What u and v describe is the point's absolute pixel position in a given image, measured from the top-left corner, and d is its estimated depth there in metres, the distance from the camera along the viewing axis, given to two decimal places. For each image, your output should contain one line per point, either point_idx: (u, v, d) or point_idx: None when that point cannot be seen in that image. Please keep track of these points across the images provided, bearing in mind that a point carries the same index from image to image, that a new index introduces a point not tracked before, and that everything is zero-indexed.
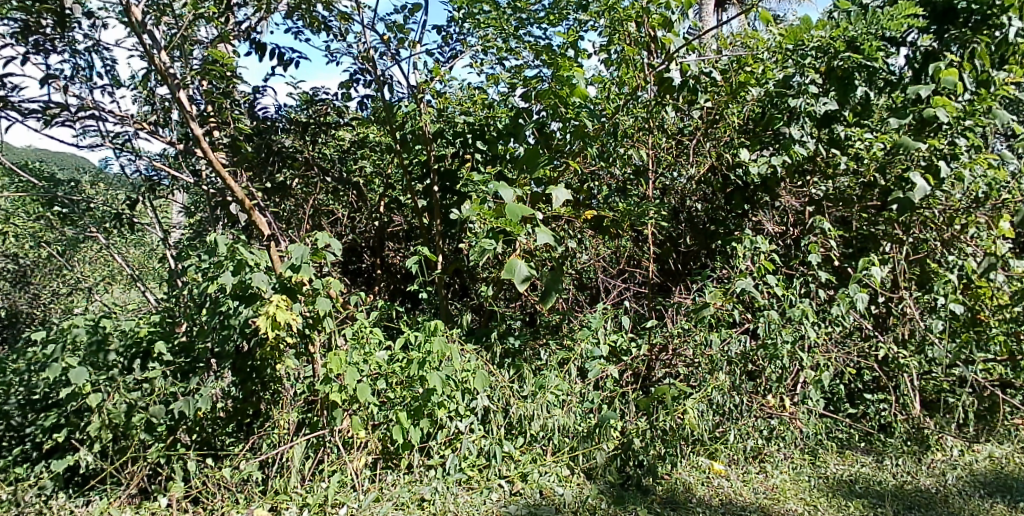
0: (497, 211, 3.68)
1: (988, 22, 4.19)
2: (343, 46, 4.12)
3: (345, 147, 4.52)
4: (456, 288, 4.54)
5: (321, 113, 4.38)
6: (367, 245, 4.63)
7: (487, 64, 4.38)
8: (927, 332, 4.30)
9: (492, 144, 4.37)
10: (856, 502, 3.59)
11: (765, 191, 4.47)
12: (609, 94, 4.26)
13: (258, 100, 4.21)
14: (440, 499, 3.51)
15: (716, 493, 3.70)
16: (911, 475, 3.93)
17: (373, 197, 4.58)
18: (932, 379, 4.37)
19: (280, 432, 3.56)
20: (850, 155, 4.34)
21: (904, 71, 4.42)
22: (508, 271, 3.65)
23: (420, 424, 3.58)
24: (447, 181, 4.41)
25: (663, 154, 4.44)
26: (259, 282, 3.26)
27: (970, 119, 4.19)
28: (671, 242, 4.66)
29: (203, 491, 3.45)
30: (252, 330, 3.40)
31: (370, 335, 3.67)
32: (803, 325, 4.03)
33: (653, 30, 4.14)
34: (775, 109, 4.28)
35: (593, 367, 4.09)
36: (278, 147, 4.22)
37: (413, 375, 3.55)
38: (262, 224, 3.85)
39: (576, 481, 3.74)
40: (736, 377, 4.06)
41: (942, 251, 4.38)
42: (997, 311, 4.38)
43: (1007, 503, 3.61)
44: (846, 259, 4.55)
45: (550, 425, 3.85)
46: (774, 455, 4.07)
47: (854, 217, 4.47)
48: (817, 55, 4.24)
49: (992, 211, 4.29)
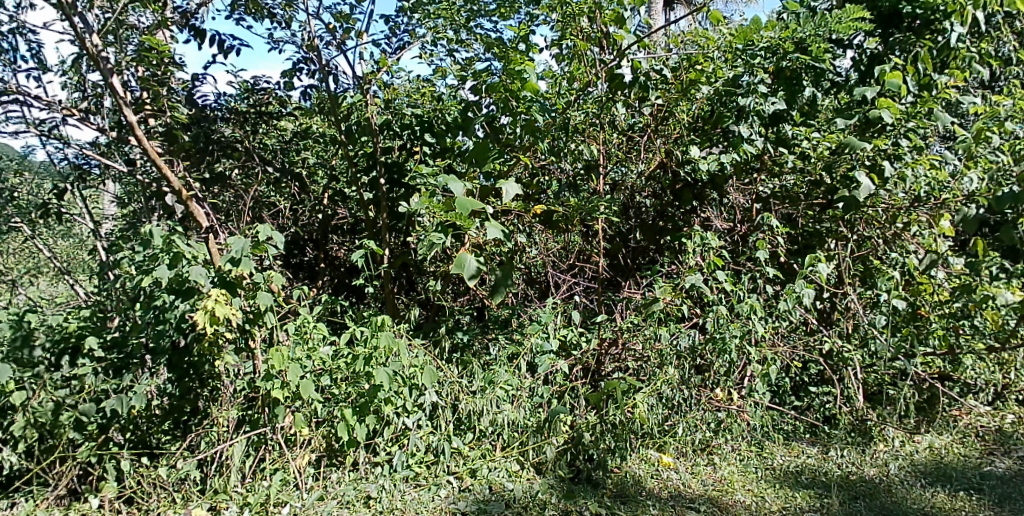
0: (447, 204, 3.59)
1: (931, 27, 4.35)
2: (287, 34, 4.03)
3: (287, 138, 4.41)
4: (402, 281, 4.48)
5: (262, 103, 4.23)
6: (311, 238, 4.61)
7: (436, 56, 4.33)
8: (871, 327, 4.41)
9: (440, 137, 4.23)
10: (802, 493, 3.65)
11: (713, 188, 4.57)
12: (560, 89, 4.28)
13: (196, 88, 4.05)
14: (387, 497, 3.45)
15: (665, 486, 3.72)
16: (856, 465, 3.99)
17: (316, 189, 4.50)
18: (874, 372, 4.46)
19: (218, 430, 3.46)
20: (797, 154, 4.39)
21: (851, 73, 4.56)
22: (457, 266, 3.60)
23: (366, 421, 3.53)
24: (394, 173, 4.34)
25: (614, 150, 4.40)
26: (196, 275, 3.13)
27: (912, 120, 4.30)
28: (621, 238, 4.73)
29: (138, 491, 3.35)
30: (189, 325, 3.32)
31: (314, 330, 3.62)
32: (750, 319, 4.10)
33: (605, 26, 4.11)
34: (724, 108, 4.34)
35: (542, 362, 4.04)
36: (217, 136, 4.07)
37: (359, 372, 3.49)
38: (199, 216, 3.64)
39: (526, 476, 3.72)
40: (684, 370, 4.11)
41: (884, 249, 4.49)
42: (936, 307, 4.44)
43: (948, 492, 3.67)
44: (791, 256, 4.65)
45: (499, 420, 3.83)
46: (721, 447, 4.10)
47: (800, 214, 4.59)
48: (766, 55, 4.29)
49: (931, 211, 4.41)
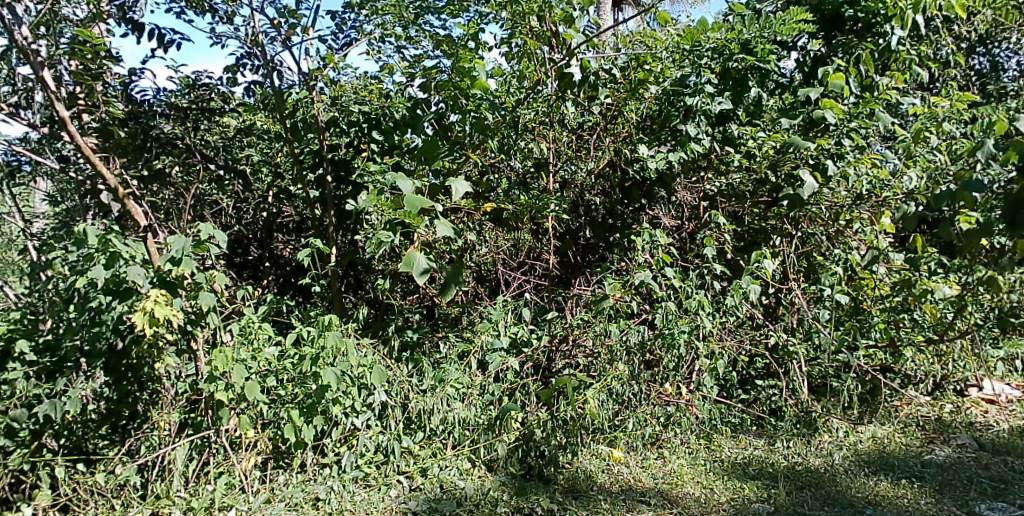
0: (395, 203, 3.60)
1: (872, 30, 4.47)
2: (230, 29, 3.95)
3: (230, 135, 4.30)
4: (350, 281, 4.44)
5: (204, 99, 4.12)
6: (255, 236, 4.54)
7: (384, 53, 4.29)
8: (814, 321, 4.56)
9: (388, 135, 4.26)
10: (750, 485, 3.72)
11: (661, 187, 4.63)
12: (509, 88, 4.28)
13: (134, 83, 3.95)
14: (336, 498, 3.41)
15: (616, 480, 3.76)
16: (801, 456, 4.10)
17: (260, 187, 4.45)
18: (818, 365, 4.56)
19: (160, 434, 3.38)
20: (743, 153, 4.49)
21: (795, 75, 4.68)
22: (405, 264, 3.59)
23: (314, 422, 3.48)
24: (341, 171, 4.29)
25: (563, 148, 4.48)
26: (134, 275, 3.07)
27: (854, 121, 4.42)
28: (571, 235, 4.75)
29: (73, 498, 3.24)
30: (127, 327, 3.25)
31: (259, 330, 3.54)
32: (699, 315, 4.18)
33: (554, 25, 4.13)
34: (672, 108, 4.40)
35: (494, 359, 4.08)
36: (155, 132, 3.97)
37: (306, 372, 3.45)
38: (137, 215, 3.56)
39: (478, 474, 3.71)
40: (634, 366, 4.15)
41: (827, 245, 4.62)
42: (878, 301, 4.62)
43: (890, 480, 3.79)
44: (739, 252, 4.75)
45: (450, 419, 3.82)
46: (671, 441, 4.16)
47: (745, 212, 4.72)
48: (712, 56, 4.35)
49: (874, 208, 4.51)
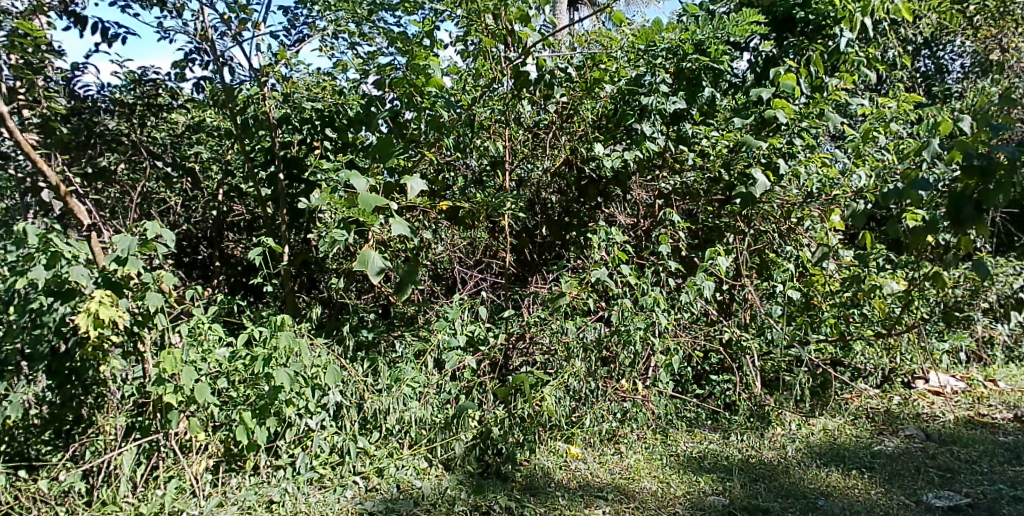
0: (349, 201, 3.57)
1: (823, 32, 4.59)
2: (178, 23, 3.87)
3: (178, 131, 4.29)
4: (303, 280, 4.39)
5: (151, 95, 4.08)
6: (204, 235, 4.43)
7: (337, 49, 4.26)
8: (767, 316, 4.63)
9: (342, 132, 4.16)
10: (705, 478, 3.78)
11: (617, 185, 4.65)
12: (465, 86, 4.30)
13: (77, 78, 3.85)
14: (290, 500, 3.36)
15: (573, 476, 3.78)
16: (755, 449, 4.17)
17: (210, 185, 4.38)
18: (771, 359, 4.64)
19: (105, 438, 3.30)
20: (697, 151, 4.55)
21: (746, 75, 4.77)
22: (360, 263, 3.54)
23: (266, 424, 3.42)
24: (293, 168, 4.22)
25: (519, 147, 4.51)
26: (76, 275, 2.99)
27: (805, 120, 4.48)
28: (527, 233, 4.75)
29: (14, 506, 3.16)
30: (70, 329, 3.15)
31: (209, 331, 3.49)
32: (654, 311, 4.23)
33: (510, 23, 4.23)
34: (627, 107, 4.40)
35: (449, 358, 4.02)
36: (100, 128, 3.92)
37: (258, 373, 3.40)
38: (80, 213, 3.46)
39: (434, 473, 3.69)
40: (591, 362, 4.18)
41: (779, 242, 4.73)
42: (830, 297, 4.71)
43: (841, 471, 3.88)
44: (693, 250, 4.84)
45: (406, 418, 3.80)
46: (627, 436, 4.20)
47: (700, 209, 4.75)
48: (666, 56, 4.36)
49: (823, 206, 4.64)
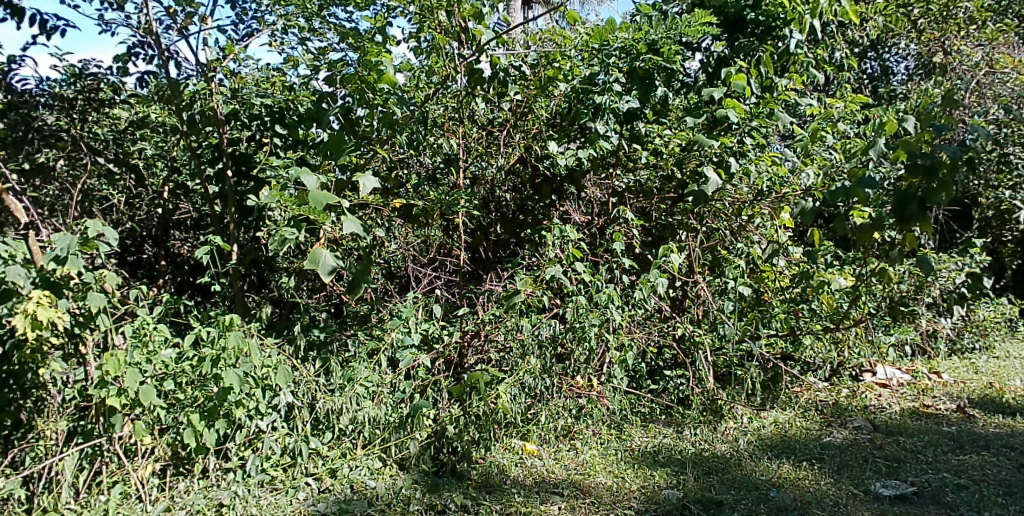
0: (299, 199, 3.49)
1: (772, 33, 4.68)
2: (121, 16, 3.76)
3: (121, 126, 4.12)
4: (253, 280, 4.31)
5: (92, 89, 3.93)
6: (149, 234, 4.38)
7: (288, 45, 4.18)
8: (719, 312, 4.72)
9: (292, 129, 4.14)
10: (659, 472, 3.83)
11: (571, 183, 4.69)
12: (417, 83, 4.24)
13: (13, 71, 3.72)
14: (241, 504, 3.31)
15: (530, 473, 3.80)
16: (708, 442, 4.25)
17: (154, 182, 4.31)
18: (723, 354, 4.74)
19: (45, 444, 3.21)
20: (650, 150, 4.60)
21: (699, 75, 4.83)
22: (312, 262, 3.48)
23: (215, 426, 3.37)
24: (242, 165, 4.13)
25: (473, 144, 4.51)
26: (13, 276, 2.87)
27: (755, 120, 4.56)
28: (482, 231, 4.76)
29: None
30: (5, 331, 3.10)
31: (154, 332, 3.41)
32: (608, 308, 4.28)
33: (463, 20, 4.13)
34: (581, 105, 4.44)
35: (404, 356, 3.99)
36: (38, 123, 3.73)
37: (206, 375, 3.33)
38: (15, 209, 3.39)
39: (388, 472, 3.69)
40: (546, 359, 4.19)
41: (730, 239, 4.78)
42: (778, 293, 4.85)
43: (791, 463, 3.97)
44: (647, 247, 4.89)
45: (360, 418, 3.76)
46: (582, 432, 4.24)
47: (654, 207, 4.82)
48: (620, 55, 4.38)
49: (773, 204, 4.75)
